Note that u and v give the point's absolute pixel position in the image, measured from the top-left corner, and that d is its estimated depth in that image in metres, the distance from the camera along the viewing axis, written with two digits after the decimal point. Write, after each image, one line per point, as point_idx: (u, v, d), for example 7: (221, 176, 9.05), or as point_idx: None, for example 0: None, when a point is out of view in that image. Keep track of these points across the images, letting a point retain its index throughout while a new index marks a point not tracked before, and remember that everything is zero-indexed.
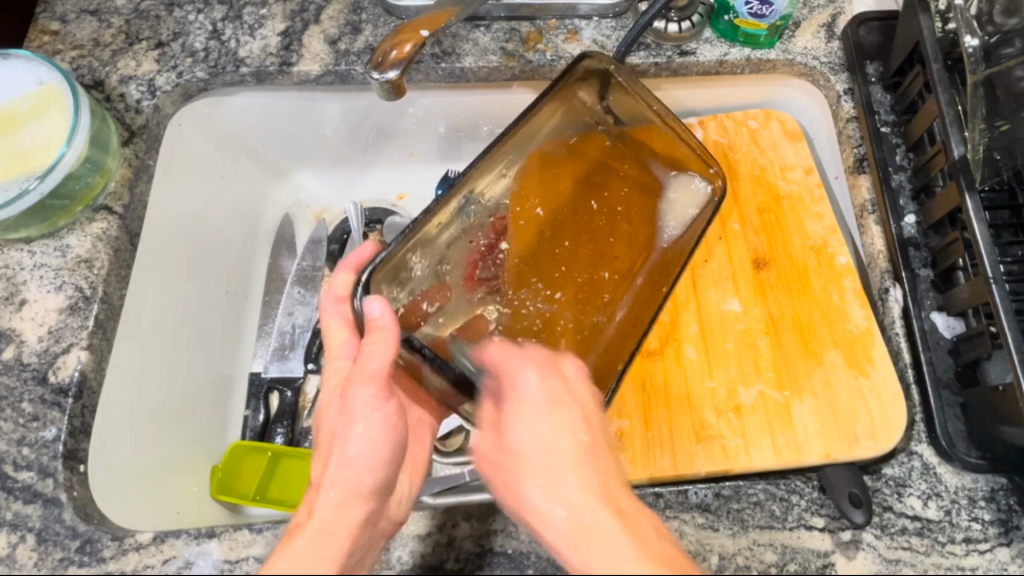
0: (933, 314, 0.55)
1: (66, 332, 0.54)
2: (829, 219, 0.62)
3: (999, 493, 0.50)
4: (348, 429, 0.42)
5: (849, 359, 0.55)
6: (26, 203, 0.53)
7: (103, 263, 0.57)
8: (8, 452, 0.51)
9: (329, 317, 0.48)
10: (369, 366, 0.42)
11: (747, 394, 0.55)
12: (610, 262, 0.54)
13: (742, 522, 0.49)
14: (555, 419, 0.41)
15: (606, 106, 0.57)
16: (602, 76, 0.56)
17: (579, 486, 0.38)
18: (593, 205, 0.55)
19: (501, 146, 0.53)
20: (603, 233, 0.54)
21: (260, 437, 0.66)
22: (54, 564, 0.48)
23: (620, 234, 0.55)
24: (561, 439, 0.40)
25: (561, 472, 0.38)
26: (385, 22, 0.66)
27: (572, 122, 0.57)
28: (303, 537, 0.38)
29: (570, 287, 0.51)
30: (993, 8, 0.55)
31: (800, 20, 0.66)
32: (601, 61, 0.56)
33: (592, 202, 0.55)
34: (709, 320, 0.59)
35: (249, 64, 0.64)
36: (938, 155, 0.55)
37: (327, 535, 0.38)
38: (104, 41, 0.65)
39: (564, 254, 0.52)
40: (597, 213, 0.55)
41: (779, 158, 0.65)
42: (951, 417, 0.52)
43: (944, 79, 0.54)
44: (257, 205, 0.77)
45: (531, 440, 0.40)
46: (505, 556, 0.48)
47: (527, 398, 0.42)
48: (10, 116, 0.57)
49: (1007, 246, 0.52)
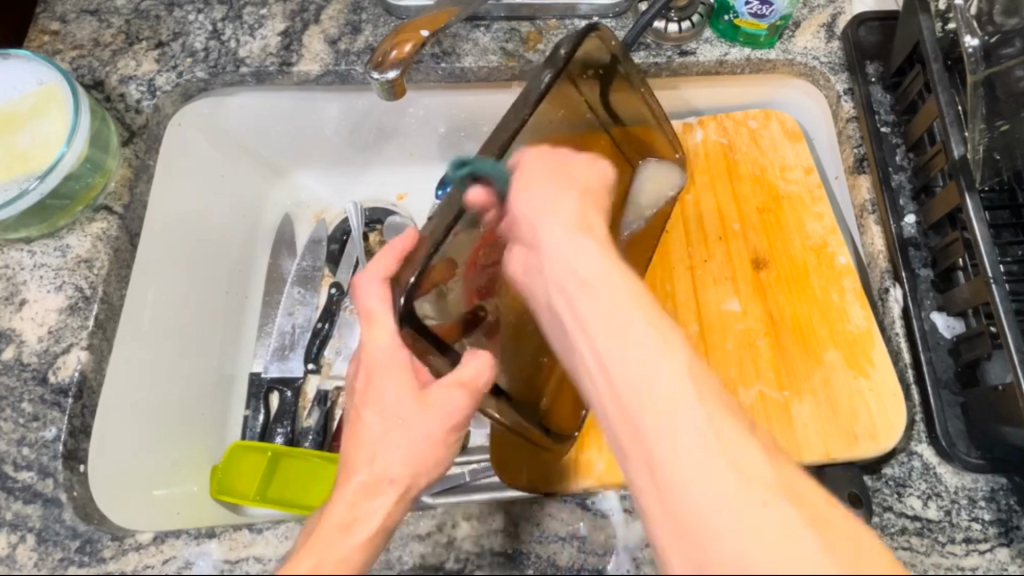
0: (933, 314, 0.55)
1: (65, 332, 0.54)
2: (829, 219, 0.62)
3: (999, 492, 0.50)
4: (393, 443, 0.42)
5: (849, 359, 0.55)
6: (26, 203, 0.53)
7: (103, 263, 0.57)
8: (8, 452, 0.51)
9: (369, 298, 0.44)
10: (377, 356, 0.43)
11: (747, 394, 0.55)
12: None
13: None
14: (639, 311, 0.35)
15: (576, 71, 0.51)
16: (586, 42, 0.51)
17: (649, 348, 0.34)
18: None
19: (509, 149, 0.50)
20: None
21: (260, 437, 0.66)
22: (54, 564, 0.48)
23: None
24: (634, 326, 0.34)
25: (652, 368, 0.33)
26: (385, 22, 0.66)
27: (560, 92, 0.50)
28: (343, 504, 0.41)
29: None
30: (993, 8, 0.55)
31: (800, 20, 0.66)
32: (598, 36, 0.51)
33: None
34: (709, 320, 0.59)
35: (249, 64, 0.64)
36: (938, 155, 0.55)
37: (371, 489, 0.41)
38: (104, 41, 0.65)
39: None
40: None
41: (779, 158, 0.65)
42: (951, 418, 0.52)
43: (944, 79, 0.54)
44: (257, 205, 0.77)
45: (597, 299, 0.36)
46: (505, 556, 0.48)
47: (606, 288, 0.36)
48: (10, 116, 0.57)
49: (1008, 246, 0.52)
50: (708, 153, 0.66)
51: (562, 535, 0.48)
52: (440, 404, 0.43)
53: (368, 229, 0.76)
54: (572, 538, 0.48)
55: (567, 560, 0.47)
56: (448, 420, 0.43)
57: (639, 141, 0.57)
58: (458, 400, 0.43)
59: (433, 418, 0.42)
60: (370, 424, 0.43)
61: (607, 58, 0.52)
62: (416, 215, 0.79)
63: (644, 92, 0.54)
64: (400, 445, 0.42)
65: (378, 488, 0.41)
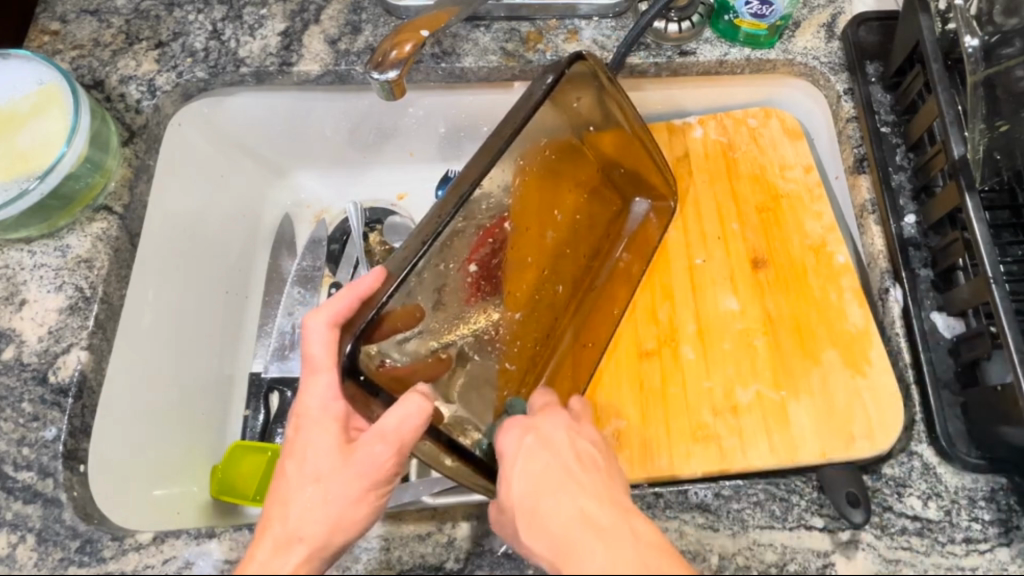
0: (932, 314, 0.54)
1: (66, 332, 0.54)
2: (828, 218, 0.62)
3: (999, 493, 0.50)
4: (317, 500, 0.41)
5: (848, 358, 0.55)
6: (26, 203, 0.54)
7: (103, 263, 0.57)
8: (8, 452, 0.51)
9: (314, 342, 0.43)
10: (310, 408, 0.43)
11: (745, 394, 0.55)
12: (567, 275, 0.58)
13: (742, 521, 0.48)
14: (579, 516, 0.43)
15: (574, 108, 0.55)
16: (590, 80, 0.54)
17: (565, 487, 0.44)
18: (556, 217, 0.57)
19: (500, 156, 0.49)
20: (561, 246, 0.58)
21: (261, 438, 0.67)
22: (54, 564, 0.48)
23: (579, 240, 0.59)
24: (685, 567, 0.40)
25: None
26: (385, 22, 0.66)
27: (544, 122, 0.53)
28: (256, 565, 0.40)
29: (529, 304, 0.56)
30: (993, 7, 0.55)
31: (800, 20, 0.66)
32: (593, 68, 0.53)
33: (554, 214, 0.57)
34: (708, 320, 0.58)
35: (249, 64, 0.64)
36: (938, 155, 0.54)
37: (285, 545, 0.40)
38: (104, 41, 0.65)
39: (529, 268, 0.56)
40: (558, 226, 0.57)
41: (779, 158, 0.65)
42: (951, 417, 0.51)
43: (944, 78, 0.54)
44: (258, 207, 0.77)
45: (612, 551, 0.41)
46: (505, 556, 0.48)
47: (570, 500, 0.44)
48: (10, 116, 0.57)
49: (1007, 246, 0.51)
50: (708, 153, 0.66)
51: None
52: (360, 462, 0.41)
53: (368, 229, 0.76)
54: None
55: None
56: (368, 478, 0.41)
57: (637, 176, 0.62)
58: (381, 455, 0.41)
59: (353, 476, 0.41)
60: (294, 479, 0.42)
61: (604, 86, 0.54)
62: (415, 214, 0.79)
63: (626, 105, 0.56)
64: (316, 502, 0.41)
65: (290, 545, 0.40)
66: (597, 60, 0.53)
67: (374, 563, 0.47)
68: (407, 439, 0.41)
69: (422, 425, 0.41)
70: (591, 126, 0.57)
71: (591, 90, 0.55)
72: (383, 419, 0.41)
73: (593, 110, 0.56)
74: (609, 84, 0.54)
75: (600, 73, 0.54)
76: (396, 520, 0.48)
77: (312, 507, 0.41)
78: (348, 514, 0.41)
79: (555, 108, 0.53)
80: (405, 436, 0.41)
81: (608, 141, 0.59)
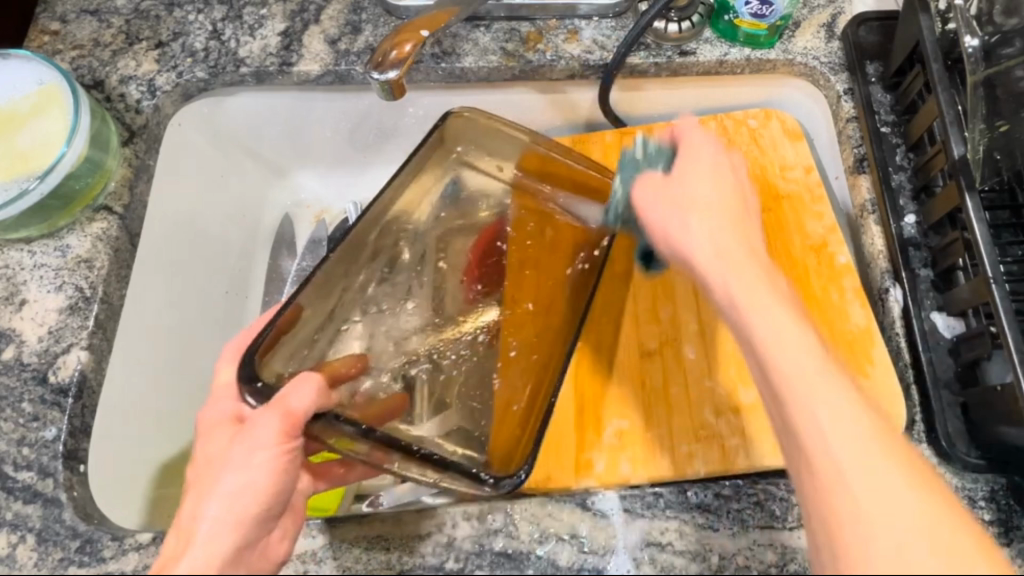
0: (932, 314, 0.54)
1: (66, 332, 0.54)
2: (829, 218, 0.62)
3: (998, 493, 0.50)
4: (206, 485, 0.40)
5: (848, 359, 0.55)
6: (26, 203, 0.54)
7: (103, 263, 0.57)
8: (8, 452, 0.51)
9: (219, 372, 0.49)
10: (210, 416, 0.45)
11: (747, 394, 0.54)
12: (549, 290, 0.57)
13: (743, 521, 0.48)
14: (843, 394, 0.41)
15: (477, 153, 0.62)
16: (467, 123, 0.60)
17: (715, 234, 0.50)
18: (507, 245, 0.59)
19: (409, 170, 0.59)
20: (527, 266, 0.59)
21: None
22: (54, 564, 0.48)
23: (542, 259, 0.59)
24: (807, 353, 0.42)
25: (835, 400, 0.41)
26: (385, 22, 0.66)
27: (444, 170, 0.61)
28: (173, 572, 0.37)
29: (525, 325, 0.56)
30: (993, 7, 0.55)
31: (800, 20, 0.66)
32: (461, 115, 0.60)
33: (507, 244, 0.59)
34: (710, 320, 0.58)
35: (249, 64, 0.64)
36: (939, 155, 0.54)
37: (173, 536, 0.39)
38: (104, 41, 0.65)
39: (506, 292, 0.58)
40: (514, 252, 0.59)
41: (779, 158, 0.65)
42: (951, 417, 0.51)
43: (944, 79, 0.54)
44: (258, 207, 0.77)
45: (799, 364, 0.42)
46: (505, 556, 0.48)
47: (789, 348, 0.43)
48: (10, 116, 0.57)
49: (1007, 246, 0.51)
50: None
51: (562, 535, 0.48)
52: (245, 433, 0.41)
53: None
54: (572, 539, 0.48)
55: (567, 560, 0.47)
56: (253, 445, 0.41)
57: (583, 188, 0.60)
58: (261, 419, 0.42)
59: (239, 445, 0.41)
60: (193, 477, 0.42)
61: (484, 123, 0.60)
62: None
63: (503, 124, 0.60)
64: (207, 484, 0.40)
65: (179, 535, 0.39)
66: (465, 107, 0.60)
67: (374, 563, 0.47)
68: (286, 400, 0.42)
69: (310, 389, 0.43)
70: (501, 161, 0.62)
71: (479, 131, 0.61)
72: (276, 398, 0.42)
73: (494, 146, 0.61)
74: (487, 121, 0.60)
75: (466, 114, 0.60)
76: (396, 521, 0.48)
77: (203, 492, 0.40)
78: (257, 494, 0.40)
79: (449, 154, 0.61)
80: (302, 412, 0.42)
81: (534, 161, 0.60)
